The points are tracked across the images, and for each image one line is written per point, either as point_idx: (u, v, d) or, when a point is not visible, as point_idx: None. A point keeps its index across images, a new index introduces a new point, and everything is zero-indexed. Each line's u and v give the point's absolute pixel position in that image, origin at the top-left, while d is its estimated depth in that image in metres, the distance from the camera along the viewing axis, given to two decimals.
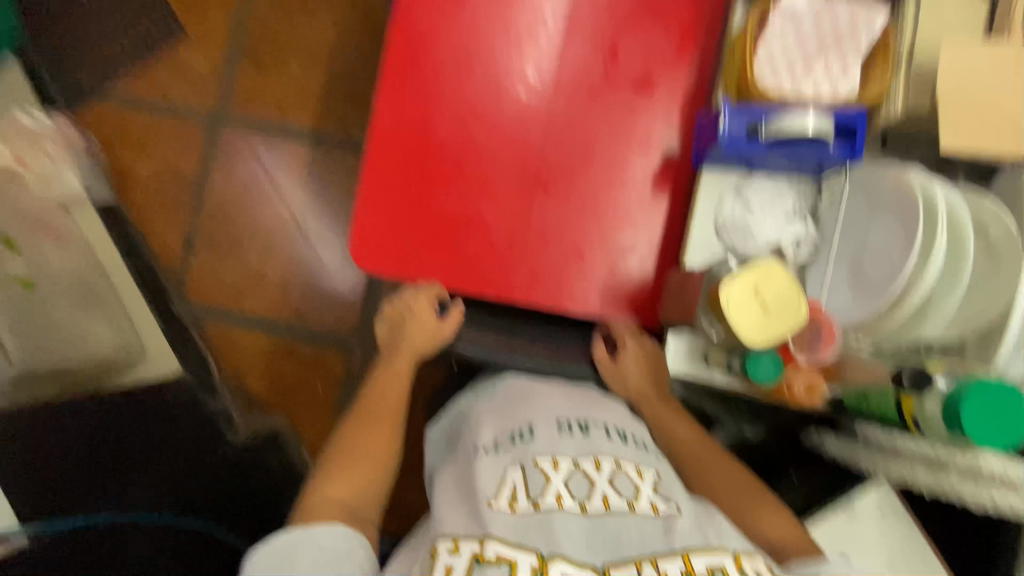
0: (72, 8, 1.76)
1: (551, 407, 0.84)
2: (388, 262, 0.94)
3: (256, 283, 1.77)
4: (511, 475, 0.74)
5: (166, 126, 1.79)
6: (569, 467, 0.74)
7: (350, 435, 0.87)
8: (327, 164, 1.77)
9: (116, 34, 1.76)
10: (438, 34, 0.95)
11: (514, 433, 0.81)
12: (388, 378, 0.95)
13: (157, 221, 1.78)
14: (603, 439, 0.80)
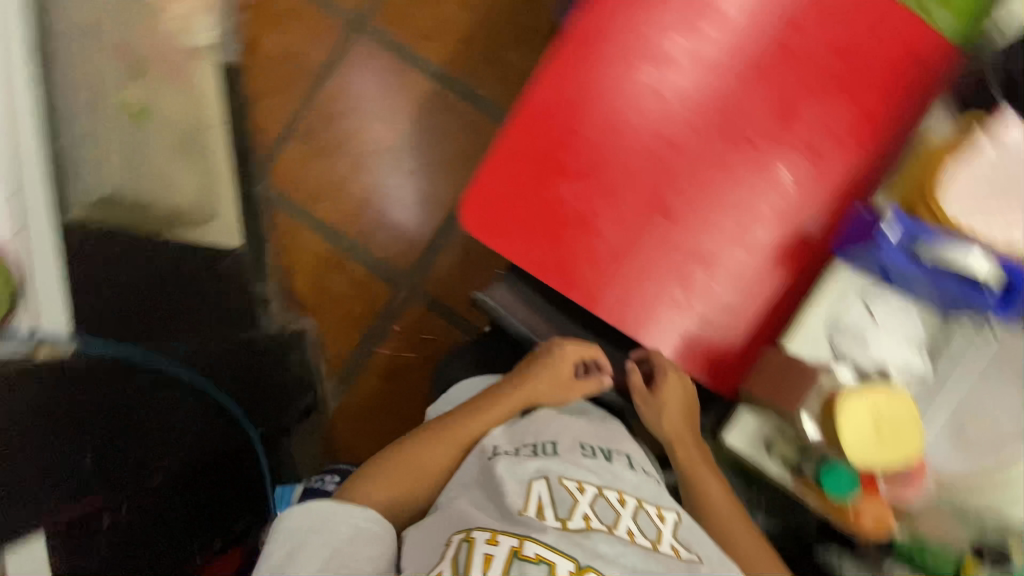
0: None
1: (575, 436, 0.95)
2: (496, 236, 0.94)
3: (336, 191, 1.80)
4: (535, 484, 0.85)
5: (307, 13, 1.81)
6: (593, 492, 0.84)
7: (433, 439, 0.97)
8: (442, 106, 1.78)
9: None
10: (623, 30, 0.92)
11: (536, 446, 0.92)
12: (498, 403, 1.00)
13: (267, 99, 1.81)
14: (621, 467, 0.91)
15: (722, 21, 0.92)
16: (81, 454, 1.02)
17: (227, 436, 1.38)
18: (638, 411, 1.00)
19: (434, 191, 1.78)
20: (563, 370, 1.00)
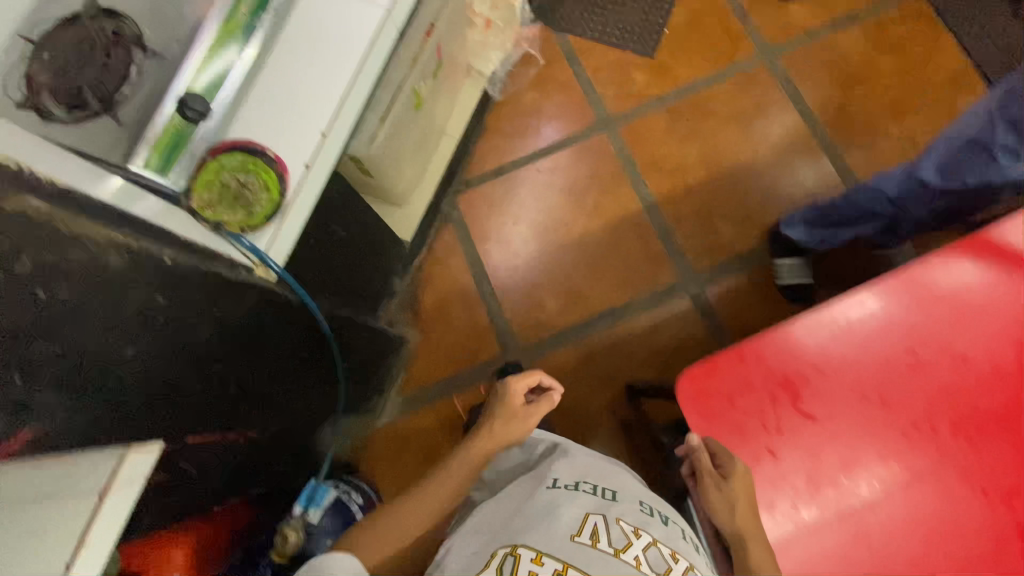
0: None
1: (634, 492, 0.93)
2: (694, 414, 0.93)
3: (505, 243, 1.87)
4: (592, 517, 0.83)
5: (573, 92, 1.95)
6: (648, 542, 0.82)
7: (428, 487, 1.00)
8: (636, 230, 1.84)
9: (613, 13, 1.99)
10: (911, 322, 0.95)
11: (596, 487, 0.90)
12: (480, 442, 1.03)
13: (497, 137, 1.93)
14: (676, 535, 0.87)
15: (1005, 370, 0.94)
16: (212, 357, 0.86)
17: (297, 402, 1.24)
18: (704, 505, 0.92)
19: (585, 294, 1.81)
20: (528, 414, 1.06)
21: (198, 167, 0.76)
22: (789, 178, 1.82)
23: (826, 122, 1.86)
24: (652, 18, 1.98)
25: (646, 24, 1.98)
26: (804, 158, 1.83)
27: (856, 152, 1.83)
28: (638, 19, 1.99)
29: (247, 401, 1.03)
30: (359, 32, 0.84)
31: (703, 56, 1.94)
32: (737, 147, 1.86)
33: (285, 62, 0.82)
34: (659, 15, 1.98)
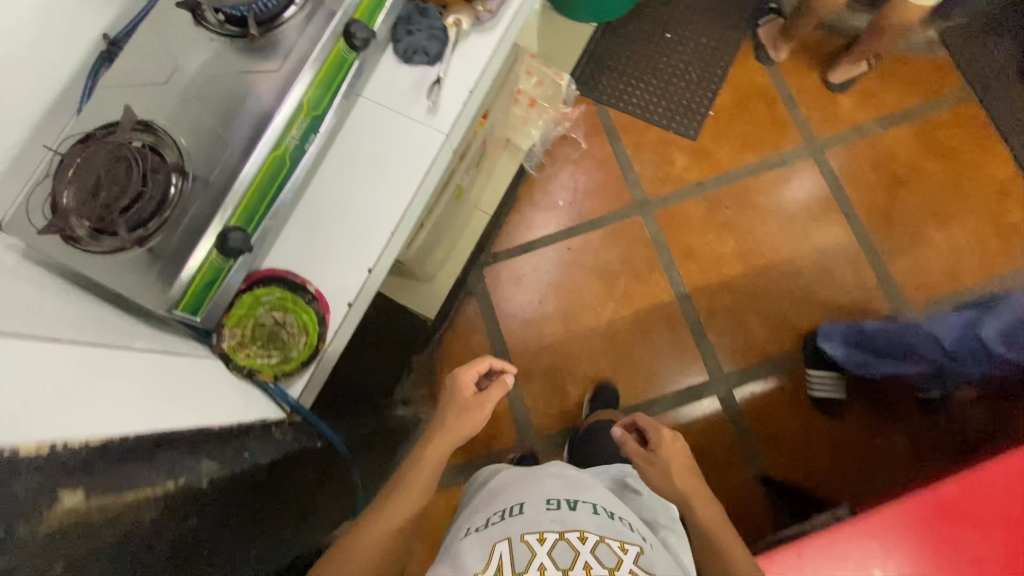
0: (656, 47, 1.94)
1: (545, 492, 0.97)
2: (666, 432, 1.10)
3: (529, 324, 1.80)
4: (499, 545, 0.86)
5: (610, 170, 1.89)
6: (554, 539, 0.86)
7: (395, 491, 0.95)
8: (665, 323, 1.78)
9: (657, 89, 1.93)
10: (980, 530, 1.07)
11: (506, 511, 0.94)
12: (438, 436, 1.02)
13: (529, 211, 1.87)
14: (582, 514, 0.92)
15: None
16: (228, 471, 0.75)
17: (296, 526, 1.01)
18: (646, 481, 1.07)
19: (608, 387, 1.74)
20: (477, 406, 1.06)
21: (227, 310, 0.91)
22: (827, 281, 1.77)
23: (870, 226, 1.81)
24: (697, 98, 1.92)
25: (690, 104, 1.92)
26: (843, 262, 1.78)
27: (900, 261, 1.77)
28: (682, 98, 1.92)
29: (246, 468, 0.83)
30: (397, 196, 0.98)
31: (747, 144, 1.88)
32: (775, 244, 1.81)
33: (320, 225, 0.97)
34: (705, 96, 1.92)
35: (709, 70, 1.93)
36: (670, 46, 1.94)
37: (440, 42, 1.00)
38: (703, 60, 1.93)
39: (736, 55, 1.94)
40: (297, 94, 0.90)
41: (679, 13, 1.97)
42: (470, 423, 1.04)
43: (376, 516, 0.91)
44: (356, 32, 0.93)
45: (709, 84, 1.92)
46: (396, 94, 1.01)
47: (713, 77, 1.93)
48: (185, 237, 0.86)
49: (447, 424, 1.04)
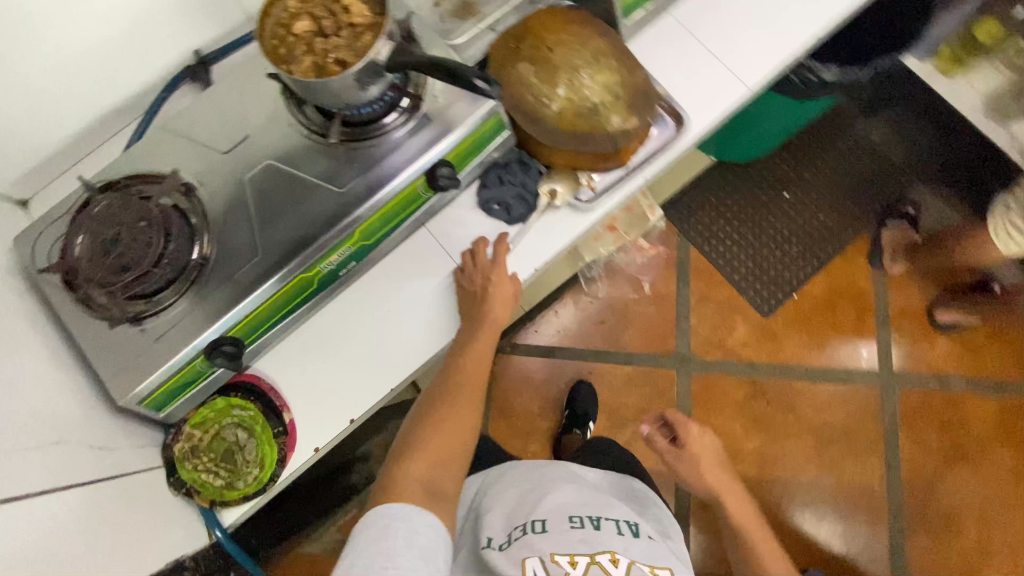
0: (767, 206, 1.76)
1: (564, 509, 0.87)
2: (694, 425, 1.14)
3: (517, 430, 1.69)
4: (530, 563, 0.77)
5: (665, 310, 1.74)
6: (587, 563, 0.76)
7: (425, 439, 0.78)
8: None
9: (750, 249, 1.75)
10: None
11: (525, 527, 0.84)
12: (456, 395, 0.83)
13: (566, 316, 1.74)
14: (612, 534, 0.83)
15: None
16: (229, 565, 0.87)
17: None
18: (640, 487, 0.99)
19: None
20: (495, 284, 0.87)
21: (195, 408, 0.84)
22: (836, 522, 1.62)
23: (906, 485, 1.63)
24: (786, 275, 1.74)
25: (776, 278, 1.74)
26: (860, 509, 1.62)
27: (922, 539, 1.60)
28: (771, 268, 1.74)
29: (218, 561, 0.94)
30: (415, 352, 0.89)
31: (817, 343, 1.71)
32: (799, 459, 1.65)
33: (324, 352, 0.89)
34: (795, 276, 1.74)
35: (811, 252, 1.75)
36: (782, 210, 1.76)
37: (527, 206, 0.92)
38: (810, 239, 1.75)
39: (846, 248, 1.75)
40: (352, 223, 0.81)
41: (807, 179, 1.78)
42: (484, 349, 0.87)
43: (415, 462, 0.75)
44: (440, 175, 0.83)
45: (805, 266, 1.74)
46: (461, 240, 0.92)
47: (812, 260, 1.74)
48: (173, 330, 0.78)
49: (473, 338, 0.87)
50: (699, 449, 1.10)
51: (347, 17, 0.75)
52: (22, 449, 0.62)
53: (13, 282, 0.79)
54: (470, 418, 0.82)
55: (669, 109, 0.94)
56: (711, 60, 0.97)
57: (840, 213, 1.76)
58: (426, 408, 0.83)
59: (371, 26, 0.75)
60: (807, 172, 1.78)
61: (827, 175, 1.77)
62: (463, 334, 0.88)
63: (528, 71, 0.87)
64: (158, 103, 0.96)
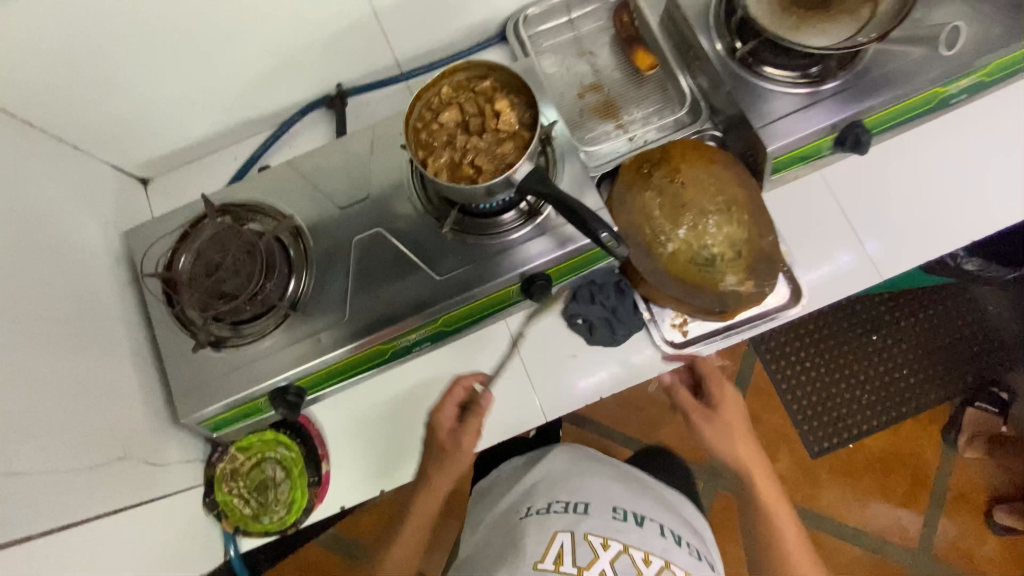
0: (850, 342, 1.54)
1: (610, 498, 0.86)
2: (729, 389, 0.91)
3: None
4: (560, 536, 0.77)
5: None
6: (618, 551, 0.76)
7: (377, 573, 0.85)
8: None
9: (816, 382, 1.53)
10: None
11: (569, 505, 0.83)
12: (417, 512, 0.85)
13: None
14: (654, 535, 0.80)
15: None
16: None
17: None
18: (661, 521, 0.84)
19: None
20: (472, 416, 0.84)
21: (243, 435, 0.87)
22: None
23: None
24: (849, 425, 1.50)
25: (836, 424, 1.50)
26: None
27: None
28: (834, 411, 1.50)
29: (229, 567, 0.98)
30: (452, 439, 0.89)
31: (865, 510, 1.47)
32: None
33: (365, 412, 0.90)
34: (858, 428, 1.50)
35: (885, 409, 1.50)
36: (866, 351, 1.53)
37: (611, 334, 0.88)
38: (889, 394, 1.50)
39: (926, 417, 1.49)
40: (439, 312, 0.81)
41: (905, 328, 1.54)
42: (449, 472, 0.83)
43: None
44: (534, 289, 0.82)
45: (873, 422, 1.50)
46: (535, 346, 0.90)
47: (883, 417, 1.50)
48: (247, 367, 0.80)
49: (426, 482, 0.84)
50: (727, 410, 0.90)
51: (497, 122, 0.73)
52: (81, 468, 0.65)
53: (120, 275, 0.83)
54: (414, 554, 0.85)
55: (789, 277, 0.88)
56: (850, 234, 0.90)
57: (927, 375, 1.51)
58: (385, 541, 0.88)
59: (518, 140, 0.73)
60: (907, 319, 1.54)
61: (930, 330, 1.53)
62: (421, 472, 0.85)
63: (654, 202, 0.84)
64: (290, 124, 0.99)
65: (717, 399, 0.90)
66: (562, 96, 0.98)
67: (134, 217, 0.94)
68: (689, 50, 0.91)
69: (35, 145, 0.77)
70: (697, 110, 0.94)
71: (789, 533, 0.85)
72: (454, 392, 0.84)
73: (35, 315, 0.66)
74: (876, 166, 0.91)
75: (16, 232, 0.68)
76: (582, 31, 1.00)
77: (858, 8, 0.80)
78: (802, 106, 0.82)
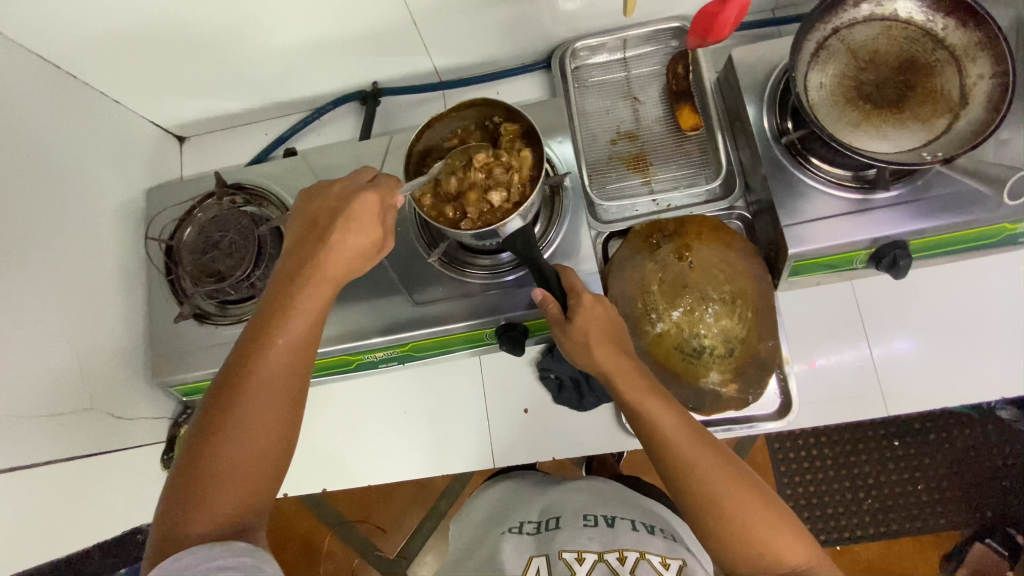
0: (869, 437, 1.25)
1: (578, 507, 0.75)
2: (592, 304, 0.62)
3: None
4: (535, 561, 0.67)
5: None
6: (593, 561, 0.64)
7: (218, 470, 0.50)
8: None
9: (815, 471, 1.25)
10: None
11: (540, 524, 0.74)
12: (262, 364, 0.54)
13: None
14: (626, 532, 0.69)
15: None
16: None
17: None
18: (628, 515, 0.72)
19: None
20: (326, 225, 0.59)
21: None
22: None
23: None
24: (836, 526, 1.23)
25: (824, 525, 1.23)
26: None
27: None
28: (824, 509, 1.24)
29: None
30: (402, 457, 0.90)
31: None
32: None
33: (326, 409, 0.93)
34: (848, 535, 1.23)
35: (885, 522, 1.22)
36: (883, 451, 1.24)
37: (578, 398, 0.84)
38: (893, 504, 1.23)
39: (932, 544, 1.21)
40: (406, 338, 0.80)
41: (939, 435, 1.23)
42: (319, 286, 0.58)
43: (202, 517, 0.49)
44: (505, 335, 0.78)
45: (866, 532, 1.22)
46: (502, 389, 0.90)
47: (882, 530, 1.22)
48: (225, 347, 0.83)
49: (281, 310, 0.56)
50: (582, 318, 0.61)
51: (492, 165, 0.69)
52: (43, 414, 0.69)
53: (132, 232, 0.88)
54: (287, 423, 0.54)
55: (783, 387, 0.82)
56: (867, 358, 0.82)
57: (949, 495, 1.22)
58: (199, 433, 0.52)
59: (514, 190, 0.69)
60: (946, 427, 1.23)
61: (969, 448, 1.22)
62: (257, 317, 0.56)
63: (654, 276, 0.80)
64: (321, 111, 1.00)
65: (573, 309, 0.62)
66: (594, 139, 0.93)
67: (164, 176, 0.99)
68: (737, 119, 0.84)
69: (74, 98, 0.82)
70: (731, 185, 0.87)
71: (698, 460, 0.56)
72: (333, 192, 0.61)
73: (33, 264, 0.71)
74: (916, 292, 0.82)
75: (32, 182, 0.73)
76: (634, 73, 0.95)
77: (933, 117, 0.72)
78: (843, 213, 0.75)
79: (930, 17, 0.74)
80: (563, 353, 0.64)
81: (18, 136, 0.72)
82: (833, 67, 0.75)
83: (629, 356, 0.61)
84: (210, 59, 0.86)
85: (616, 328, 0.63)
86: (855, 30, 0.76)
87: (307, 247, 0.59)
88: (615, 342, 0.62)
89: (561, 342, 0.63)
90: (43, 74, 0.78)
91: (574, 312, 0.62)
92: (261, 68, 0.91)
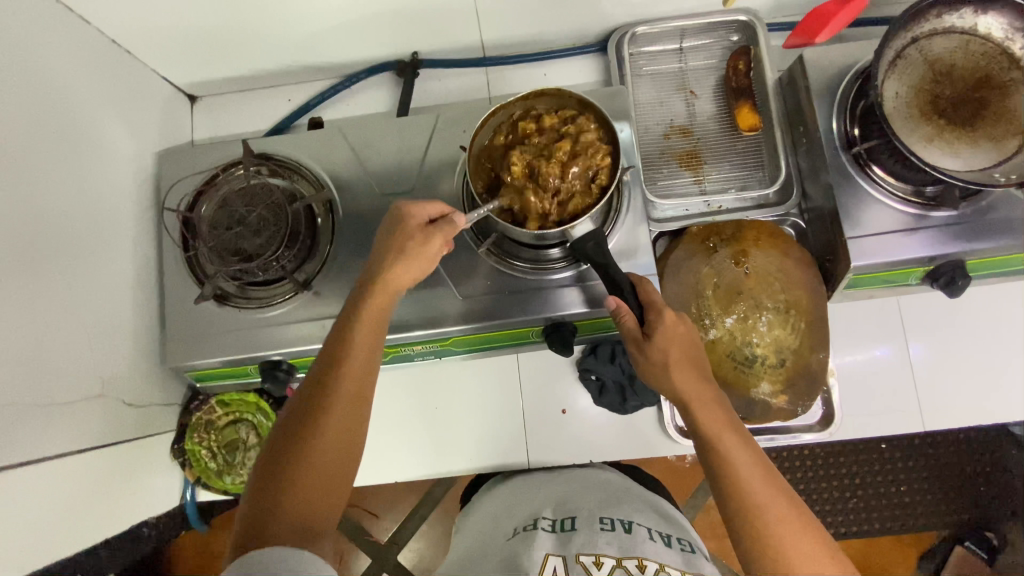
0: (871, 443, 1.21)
1: (593, 509, 0.69)
2: (678, 325, 0.60)
3: None
4: (551, 558, 0.59)
5: None
6: (612, 567, 0.58)
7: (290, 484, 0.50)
8: None
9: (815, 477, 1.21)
10: None
11: (555, 522, 0.67)
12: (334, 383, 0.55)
13: None
14: (645, 539, 0.63)
15: None
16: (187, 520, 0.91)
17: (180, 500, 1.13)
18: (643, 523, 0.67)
19: None
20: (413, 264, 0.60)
21: (226, 389, 0.85)
22: None
23: None
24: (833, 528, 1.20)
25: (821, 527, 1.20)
26: None
27: None
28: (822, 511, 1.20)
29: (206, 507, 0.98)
30: (429, 453, 0.87)
31: None
32: None
33: None
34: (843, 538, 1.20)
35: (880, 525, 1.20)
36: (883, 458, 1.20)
37: (621, 401, 0.82)
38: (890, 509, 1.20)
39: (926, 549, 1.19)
40: (450, 333, 0.75)
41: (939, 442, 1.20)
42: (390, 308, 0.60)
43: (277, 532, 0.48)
44: (555, 335, 0.75)
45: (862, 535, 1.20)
46: (538, 388, 0.87)
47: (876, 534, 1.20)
48: (246, 332, 0.76)
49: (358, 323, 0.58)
50: (661, 337, 0.58)
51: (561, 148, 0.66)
52: (58, 403, 0.63)
53: (143, 199, 0.80)
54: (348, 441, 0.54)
55: (826, 399, 0.83)
56: (907, 371, 0.82)
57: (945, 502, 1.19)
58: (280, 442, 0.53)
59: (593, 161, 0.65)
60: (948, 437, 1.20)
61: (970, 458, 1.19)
62: (342, 326, 0.59)
63: (709, 281, 0.78)
64: (353, 80, 0.92)
65: (653, 326, 0.59)
66: (646, 131, 0.89)
67: (176, 140, 0.90)
68: (801, 124, 0.81)
69: (85, 46, 0.72)
70: (786, 192, 0.85)
71: (755, 485, 0.53)
72: (414, 236, 0.60)
73: (44, 235, 0.63)
74: (959, 310, 0.83)
75: (41, 140, 0.64)
76: (689, 66, 0.91)
77: (1005, 137, 0.71)
78: (907, 227, 0.74)
79: (1009, 35, 0.72)
80: (636, 370, 0.61)
81: (29, 85, 0.63)
82: (910, 77, 0.73)
83: (710, 387, 0.58)
84: (241, 12, 0.77)
85: (696, 350, 0.60)
86: (933, 41, 0.74)
87: (381, 272, 0.60)
88: (696, 365, 0.59)
89: (636, 358, 0.60)
90: (52, 13, 0.67)
91: (655, 329, 0.59)
92: (294, 27, 0.82)
